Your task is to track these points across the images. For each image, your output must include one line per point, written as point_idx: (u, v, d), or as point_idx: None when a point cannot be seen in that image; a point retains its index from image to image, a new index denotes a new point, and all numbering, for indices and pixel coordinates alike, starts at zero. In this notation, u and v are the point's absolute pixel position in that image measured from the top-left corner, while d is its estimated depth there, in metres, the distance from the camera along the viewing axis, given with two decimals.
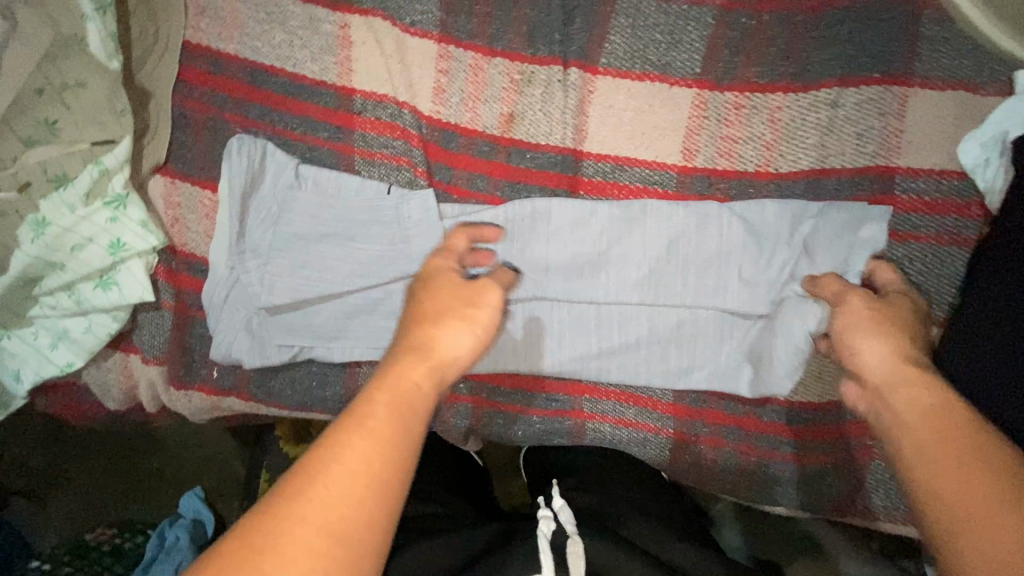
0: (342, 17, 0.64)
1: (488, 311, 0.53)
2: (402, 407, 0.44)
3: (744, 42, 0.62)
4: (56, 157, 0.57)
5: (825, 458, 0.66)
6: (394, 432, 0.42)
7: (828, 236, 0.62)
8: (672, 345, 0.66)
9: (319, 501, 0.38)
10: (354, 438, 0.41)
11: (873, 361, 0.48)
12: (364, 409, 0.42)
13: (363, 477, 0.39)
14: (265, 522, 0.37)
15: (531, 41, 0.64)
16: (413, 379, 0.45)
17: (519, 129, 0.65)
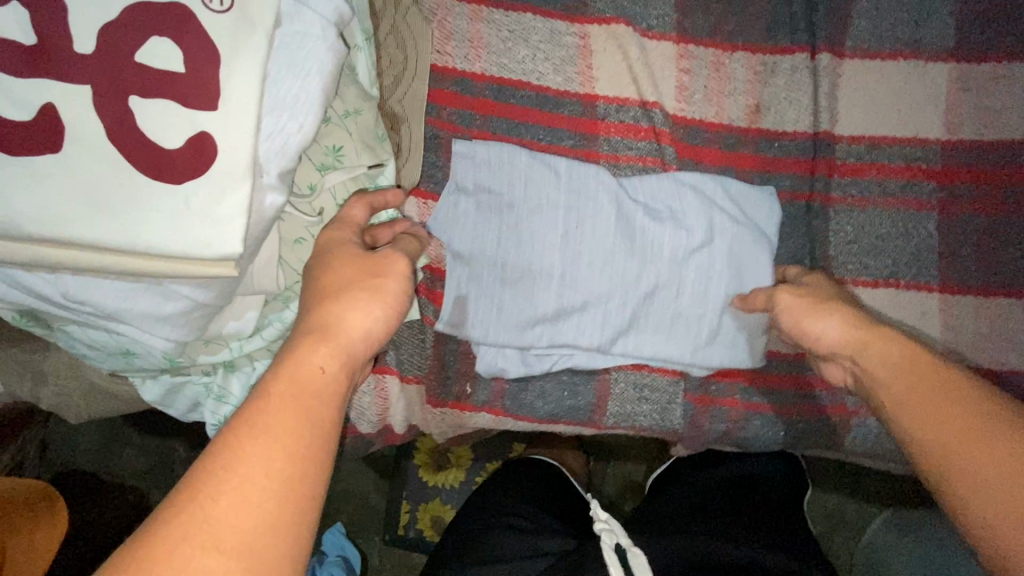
0: (582, 28, 0.65)
1: (395, 291, 0.49)
2: (304, 397, 0.40)
3: (998, 10, 0.61)
4: (344, 184, 0.59)
5: None
6: (298, 425, 0.39)
7: (538, 180, 0.65)
8: (946, 325, 0.63)
9: (203, 530, 0.34)
10: (241, 451, 0.37)
11: (830, 334, 0.53)
12: (262, 409, 0.39)
13: (252, 484, 0.36)
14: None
15: (773, 33, 0.64)
16: (320, 363, 0.43)
17: (765, 120, 0.65)
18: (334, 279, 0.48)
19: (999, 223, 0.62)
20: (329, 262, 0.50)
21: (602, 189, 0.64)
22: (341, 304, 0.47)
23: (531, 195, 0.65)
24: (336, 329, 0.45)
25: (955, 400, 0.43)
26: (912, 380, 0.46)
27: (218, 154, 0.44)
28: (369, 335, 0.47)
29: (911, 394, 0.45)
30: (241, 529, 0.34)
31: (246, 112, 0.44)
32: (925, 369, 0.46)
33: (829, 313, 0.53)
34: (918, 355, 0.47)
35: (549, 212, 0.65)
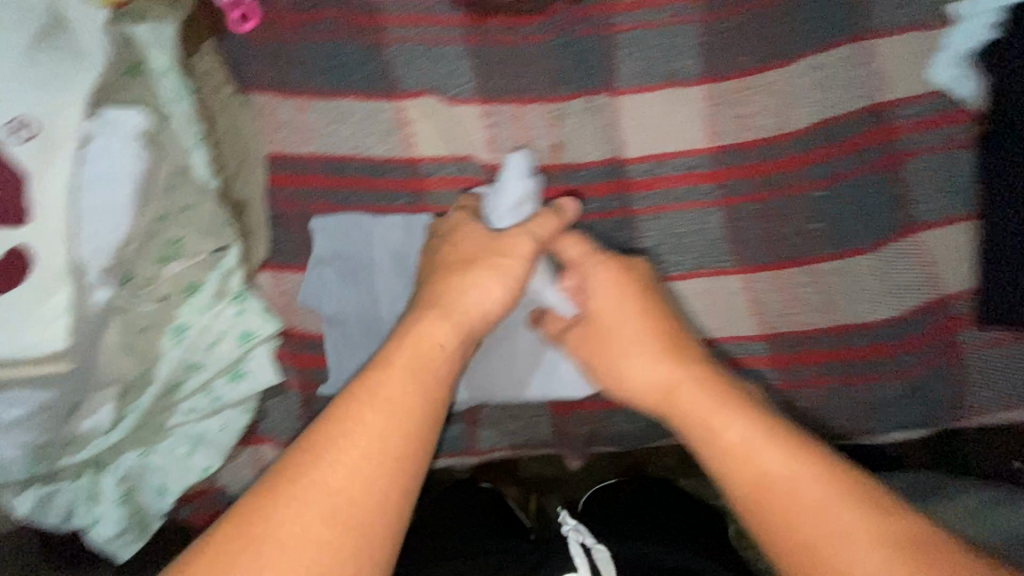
0: (398, 103, 0.75)
1: (519, 277, 0.62)
2: (419, 371, 0.52)
3: (730, 39, 0.74)
4: (186, 271, 0.64)
5: (926, 364, 0.72)
6: (409, 407, 0.49)
7: (358, 233, 0.72)
8: (749, 301, 0.73)
9: (314, 501, 0.44)
10: (359, 420, 0.48)
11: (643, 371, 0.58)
12: (384, 380, 0.50)
13: (370, 456, 0.46)
14: (248, 532, 0.43)
15: (558, 83, 0.75)
16: (438, 340, 0.55)
17: (566, 155, 0.75)
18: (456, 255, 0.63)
19: (772, 207, 0.73)
20: (460, 241, 0.65)
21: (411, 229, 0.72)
22: (453, 280, 0.60)
23: (354, 246, 0.72)
24: (456, 300, 0.59)
25: (784, 484, 0.46)
26: (734, 462, 0.48)
27: (34, 265, 0.49)
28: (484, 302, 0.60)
29: (745, 476, 0.47)
30: (349, 506, 0.44)
31: (57, 226, 0.50)
32: (746, 447, 0.48)
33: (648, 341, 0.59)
34: (738, 420, 0.50)
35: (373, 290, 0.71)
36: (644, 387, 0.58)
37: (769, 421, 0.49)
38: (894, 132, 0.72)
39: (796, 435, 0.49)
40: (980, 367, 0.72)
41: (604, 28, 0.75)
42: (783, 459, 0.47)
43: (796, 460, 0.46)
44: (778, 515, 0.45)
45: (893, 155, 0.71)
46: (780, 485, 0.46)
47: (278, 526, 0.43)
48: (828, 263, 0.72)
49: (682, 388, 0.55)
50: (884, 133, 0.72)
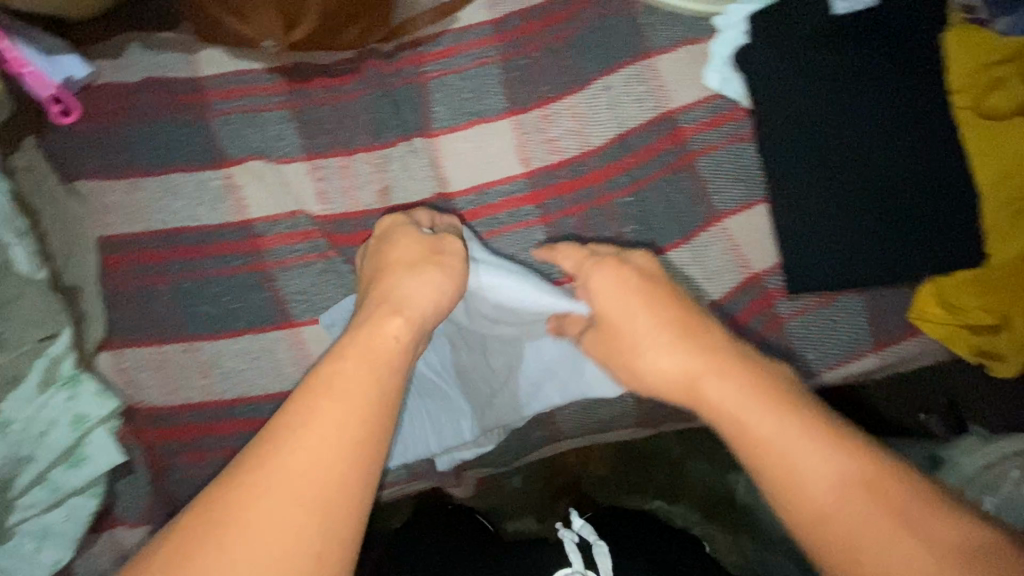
0: (227, 171, 0.79)
1: (454, 266, 0.63)
2: (372, 359, 0.52)
3: (528, 74, 0.82)
4: (8, 363, 0.64)
5: (759, 337, 0.77)
6: (365, 392, 0.49)
7: (200, 303, 0.74)
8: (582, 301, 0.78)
9: (277, 488, 0.43)
10: (313, 409, 0.47)
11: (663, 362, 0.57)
12: (340, 370, 0.50)
13: (324, 442, 0.45)
14: (210, 515, 0.43)
15: (378, 132, 0.81)
16: (392, 333, 0.54)
17: (395, 196, 0.79)
18: (398, 261, 0.63)
19: (588, 216, 0.79)
20: (394, 238, 0.67)
21: (254, 289, 0.75)
22: (402, 278, 0.61)
23: (194, 314, 0.74)
24: (405, 294, 0.59)
25: (827, 516, 0.44)
26: (771, 482, 0.46)
27: None
28: (433, 306, 0.60)
29: (794, 491, 0.45)
30: (314, 488, 0.44)
31: None
32: (789, 464, 0.46)
33: (664, 346, 0.57)
34: (776, 427, 0.47)
35: (215, 354, 0.73)
36: (666, 380, 0.57)
37: (810, 425, 0.47)
38: (682, 135, 0.79)
39: (838, 451, 0.45)
40: (808, 333, 0.77)
41: (415, 78, 0.83)
42: (832, 482, 0.44)
43: (853, 486, 0.44)
44: (840, 545, 0.43)
45: (685, 156, 0.79)
46: (836, 508, 0.43)
47: (233, 516, 0.43)
48: None
49: (703, 379, 0.53)
50: (675, 137, 0.79)
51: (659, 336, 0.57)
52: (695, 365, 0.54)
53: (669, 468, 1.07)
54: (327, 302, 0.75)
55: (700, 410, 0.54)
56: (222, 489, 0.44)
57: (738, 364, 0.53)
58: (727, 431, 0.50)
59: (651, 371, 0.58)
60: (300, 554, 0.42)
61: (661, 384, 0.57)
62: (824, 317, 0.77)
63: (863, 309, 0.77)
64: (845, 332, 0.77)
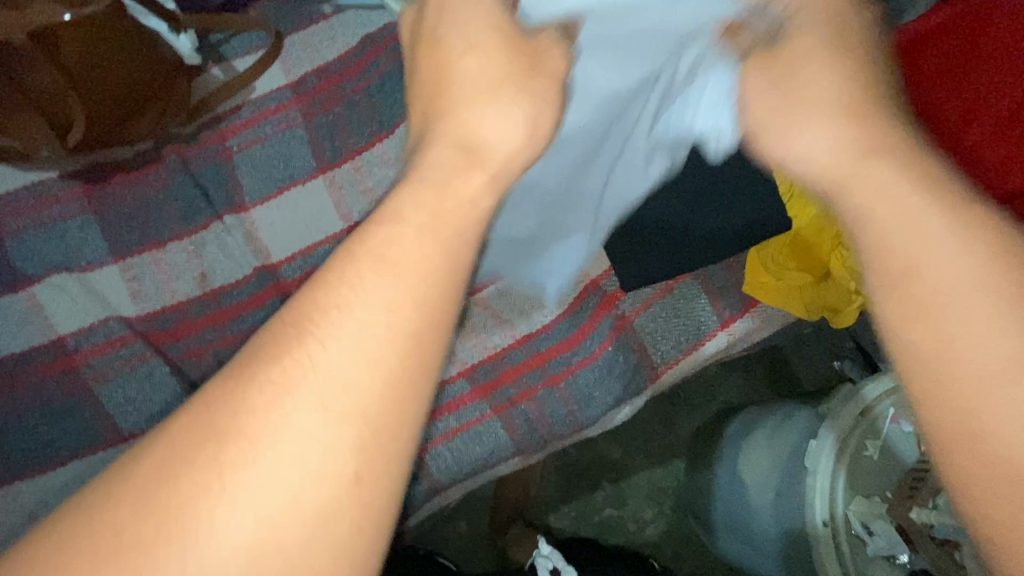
0: (29, 291, 0.74)
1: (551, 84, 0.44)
2: (435, 237, 0.36)
3: (335, 128, 0.82)
4: None
5: (609, 339, 0.77)
6: (444, 241, 0.36)
7: (18, 439, 0.69)
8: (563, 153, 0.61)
9: (314, 381, 0.32)
10: (358, 286, 0.34)
11: (816, 146, 0.42)
12: (391, 238, 0.35)
13: (393, 309, 0.33)
14: (226, 420, 0.31)
15: (189, 217, 0.78)
16: (464, 196, 0.38)
17: (216, 280, 0.76)
18: (464, 73, 0.42)
19: None
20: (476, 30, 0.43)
21: (75, 411, 0.70)
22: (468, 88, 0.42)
23: (13, 452, 0.69)
24: (457, 145, 0.40)
25: (991, 374, 0.33)
26: (899, 262, 0.37)
27: None
28: (516, 154, 0.42)
29: (948, 344, 0.34)
30: (359, 390, 0.32)
31: None
32: (948, 299, 0.35)
33: (817, 120, 0.42)
34: (947, 249, 0.36)
35: (42, 491, 0.68)
36: (823, 159, 0.42)
37: (990, 270, 0.35)
38: None
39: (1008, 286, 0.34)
40: (653, 326, 0.78)
41: (221, 154, 0.81)
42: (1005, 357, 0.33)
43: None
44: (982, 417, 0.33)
45: None
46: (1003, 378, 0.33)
47: (248, 422, 0.31)
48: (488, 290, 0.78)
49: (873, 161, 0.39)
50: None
51: (815, 113, 0.43)
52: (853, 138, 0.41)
53: (611, 473, 1.17)
54: (157, 407, 0.71)
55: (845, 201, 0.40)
56: (244, 377, 0.32)
57: (915, 151, 0.40)
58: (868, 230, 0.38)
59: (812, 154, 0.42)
60: (334, 469, 0.31)
61: (827, 167, 0.41)
62: (663, 308, 0.78)
63: (701, 291, 0.78)
64: (686, 316, 0.78)
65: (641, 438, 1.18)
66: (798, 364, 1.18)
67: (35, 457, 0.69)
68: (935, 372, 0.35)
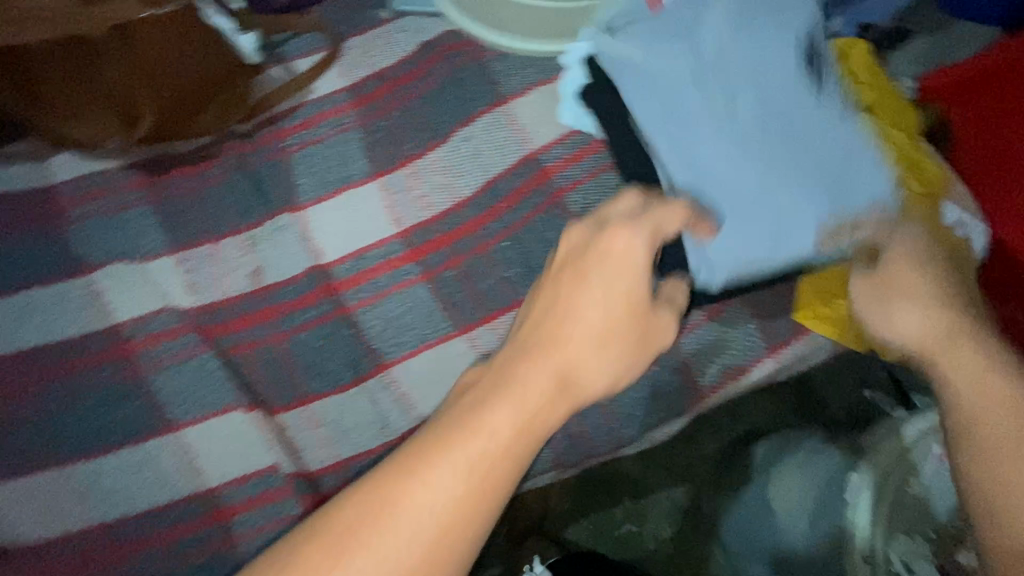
0: (88, 277, 0.76)
1: (638, 316, 0.54)
2: (521, 436, 0.48)
3: (390, 133, 0.83)
4: None
5: (654, 359, 0.77)
6: (520, 455, 0.47)
7: (71, 422, 0.71)
8: None
9: (395, 522, 0.44)
10: (451, 457, 0.46)
11: (910, 328, 0.59)
12: (484, 428, 0.47)
13: (466, 491, 0.45)
14: (347, 523, 0.44)
15: (245, 214, 0.80)
16: (541, 405, 0.49)
17: (269, 277, 0.77)
18: (580, 299, 0.53)
19: (467, 267, 0.78)
20: (596, 265, 0.54)
21: (127, 398, 0.72)
22: (573, 295, 0.53)
23: (66, 435, 0.71)
24: (561, 357, 0.51)
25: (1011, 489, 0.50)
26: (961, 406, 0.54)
27: None
28: (599, 384, 0.53)
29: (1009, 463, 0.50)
30: (422, 539, 0.44)
31: None
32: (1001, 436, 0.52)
33: (917, 309, 0.60)
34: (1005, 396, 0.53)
35: (95, 474, 0.70)
36: (914, 335, 0.59)
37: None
38: (546, 174, 0.80)
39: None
40: (699, 348, 0.77)
41: (278, 154, 0.82)
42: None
43: None
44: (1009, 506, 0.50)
45: (553, 194, 0.79)
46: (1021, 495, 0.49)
47: (349, 537, 0.44)
48: None
49: (955, 342, 0.57)
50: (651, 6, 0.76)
51: (916, 304, 0.60)
52: (947, 327, 0.58)
53: (635, 490, 1.16)
54: (208, 398, 0.72)
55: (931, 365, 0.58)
56: (354, 498, 0.45)
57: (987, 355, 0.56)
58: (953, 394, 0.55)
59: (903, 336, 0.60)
60: None
61: (920, 334, 0.59)
62: (711, 330, 0.77)
63: (748, 316, 0.78)
64: (734, 338, 0.77)
65: (667, 456, 1.17)
66: (826, 392, 1.16)
67: (87, 441, 0.71)
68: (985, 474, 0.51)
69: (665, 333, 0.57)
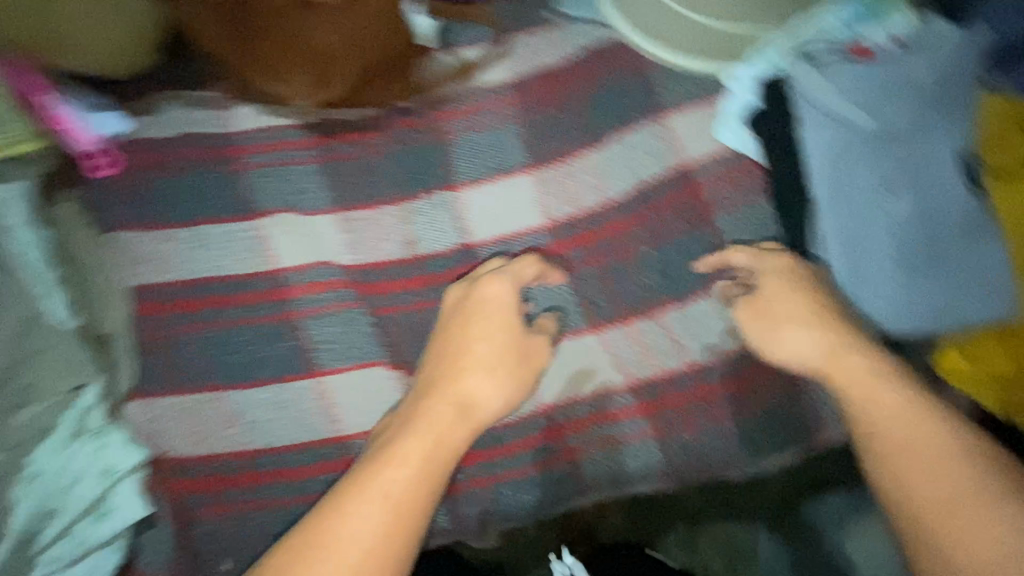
0: (258, 222, 0.81)
1: (524, 358, 0.75)
2: (432, 452, 0.67)
3: (547, 130, 0.86)
4: (40, 413, 0.65)
5: (782, 389, 0.77)
6: (429, 473, 0.66)
7: (227, 352, 0.76)
8: None
9: (347, 527, 0.60)
10: (385, 472, 0.64)
11: (794, 346, 0.73)
12: (400, 453, 0.66)
13: (403, 497, 0.63)
14: (306, 542, 0.60)
15: (405, 186, 0.84)
16: (449, 435, 0.69)
17: (420, 249, 0.82)
18: (472, 348, 0.74)
19: (609, 269, 0.81)
20: (475, 322, 0.75)
21: (280, 339, 0.76)
22: (463, 343, 0.74)
23: (220, 363, 0.75)
24: (461, 392, 0.72)
25: (941, 503, 0.60)
26: (877, 400, 0.68)
27: None
28: (498, 403, 0.73)
29: (914, 475, 0.63)
30: (375, 534, 0.60)
31: None
32: (905, 457, 0.64)
33: (802, 328, 0.73)
34: (902, 412, 0.66)
35: (243, 405, 0.74)
36: (800, 353, 0.73)
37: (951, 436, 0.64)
38: (698, 190, 0.82)
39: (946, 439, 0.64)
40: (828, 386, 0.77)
41: (439, 135, 0.86)
42: (942, 488, 0.61)
43: (953, 488, 0.60)
44: (930, 529, 0.60)
45: (703, 210, 0.81)
46: (945, 512, 0.60)
47: (320, 542, 0.60)
48: (669, 311, 0.80)
49: (838, 360, 0.71)
50: (857, 52, 0.74)
51: (795, 320, 0.73)
52: (826, 347, 0.72)
53: None
54: (354, 351, 0.77)
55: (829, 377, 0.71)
56: (315, 515, 0.62)
57: (879, 374, 0.69)
58: (863, 404, 0.69)
59: (783, 355, 0.74)
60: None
61: (800, 358, 0.73)
62: None
63: None
64: None
65: None
66: None
67: (240, 373, 0.75)
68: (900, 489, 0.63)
69: (546, 362, 0.77)
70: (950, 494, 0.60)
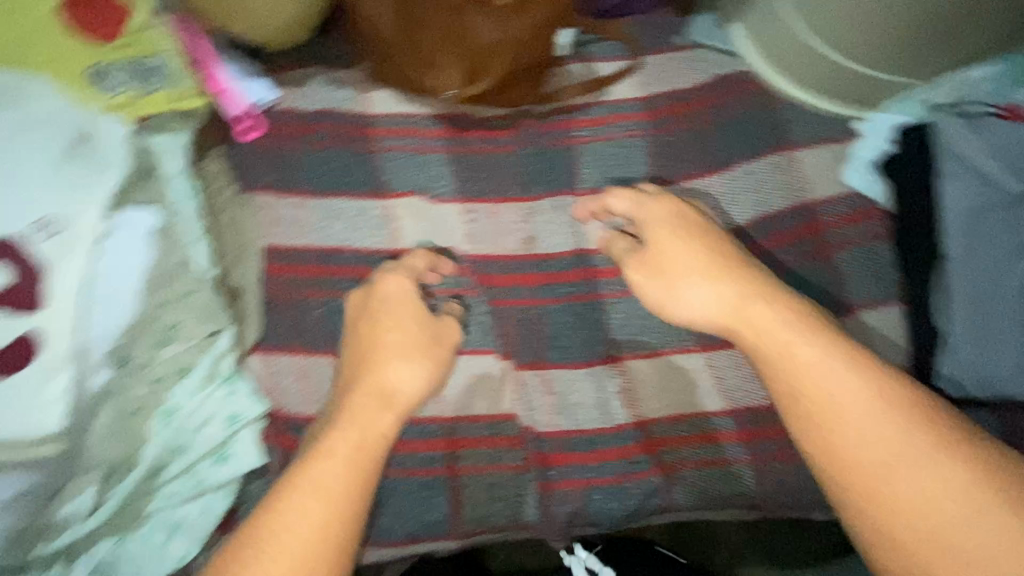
0: (387, 201, 0.84)
1: (429, 333, 0.74)
2: (365, 446, 0.65)
3: (672, 149, 0.88)
4: (182, 353, 0.72)
5: None
6: (363, 473, 0.63)
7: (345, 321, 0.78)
8: None
9: (286, 532, 0.58)
10: (320, 462, 0.62)
11: (698, 300, 0.69)
12: (329, 450, 0.63)
13: (341, 493, 0.61)
14: (251, 538, 0.59)
15: (529, 185, 0.86)
16: (381, 427, 0.66)
17: (538, 247, 0.84)
18: (379, 299, 0.74)
19: None
20: (380, 314, 0.74)
21: None
22: (379, 319, 0.73)
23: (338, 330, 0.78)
24: (387, 367, 0.70)
25: (897, 481, 0.56)
26: (795, 368, 0.62)
27: (39, 347, 0.66)
28: (419, 387, 0.71)
29: (837, 437, 0.59)
30: (311, 526, 0.59)
31: (65, 314, 0.67)
32: (846, 420, 0.59)
33: (702, 283, 0.69)
34: (826, 365, 0.61)
35: None
36: (704, 310, 0.69)
37: (887, 398, 0.59)
38: (818, 227, 0.84)
39: (896, 410, 0.58)
40: None
41: (566, 141, 0.88)
42: (878, 433, 0.57)
43: (893, 445, 0.57)
44: (874, 500, 0.56)
45: (821, 247, 0.83)
46: (880, 469, 0.56)
47: (258, 536, 0.58)
48: None
49: (746, 306, 0.67)
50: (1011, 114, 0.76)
51: (693, 276, 0.70)
52: (733, 299, 0.67)
53: None
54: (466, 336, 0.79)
55: (735, 330, 0.67)
56: (255, 521, 0.60)
57: (801, 321, 0.64)
58: (778, 372, 0.63)
59: (686, 309, 0.70)
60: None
61: (702, 311, 0.69)
62: None
63: None
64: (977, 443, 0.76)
65: None
66: None
67: None
68: (844, 461, 0.58)
69: (456, 333, 0.76)
70: (891, 444, 0.57)
